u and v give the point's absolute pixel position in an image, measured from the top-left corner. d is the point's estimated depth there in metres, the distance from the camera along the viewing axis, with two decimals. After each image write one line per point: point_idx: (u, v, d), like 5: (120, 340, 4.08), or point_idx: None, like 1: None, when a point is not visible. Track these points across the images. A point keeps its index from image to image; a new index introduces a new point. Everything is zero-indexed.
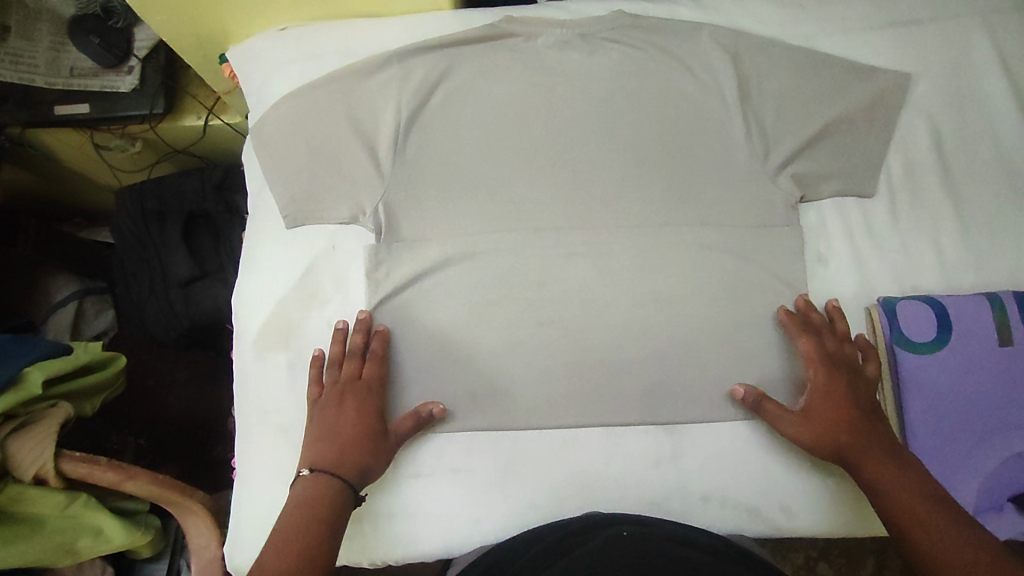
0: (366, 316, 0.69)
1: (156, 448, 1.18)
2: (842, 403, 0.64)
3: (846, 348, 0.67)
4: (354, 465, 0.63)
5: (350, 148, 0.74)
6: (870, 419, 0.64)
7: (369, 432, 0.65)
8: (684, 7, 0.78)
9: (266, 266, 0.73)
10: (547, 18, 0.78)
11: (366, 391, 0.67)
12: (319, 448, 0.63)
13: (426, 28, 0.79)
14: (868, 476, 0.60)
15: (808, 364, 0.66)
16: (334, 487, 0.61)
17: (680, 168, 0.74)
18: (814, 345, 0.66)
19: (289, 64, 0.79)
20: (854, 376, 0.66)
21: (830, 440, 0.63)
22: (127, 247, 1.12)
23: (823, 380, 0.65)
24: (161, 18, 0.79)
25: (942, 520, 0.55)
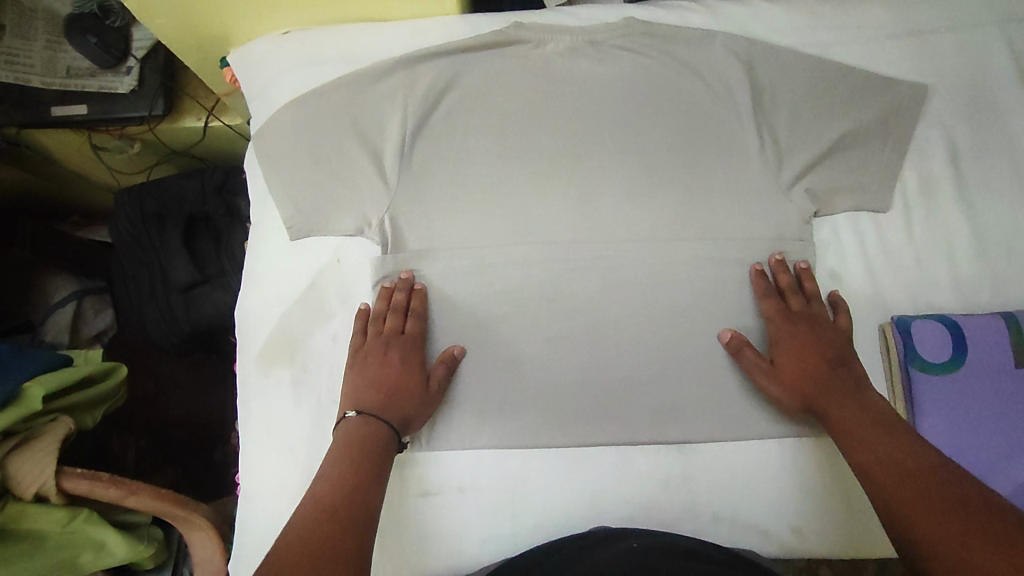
0: (407, 276, 0.70)
1: (157, 449, 1.15)
2: (806, 356, 0.65)
3: (812, 305, 0.68)
4: (397, 412, 0.64)
5: (355, 158, 0.73)
6: (835, 367, 0.65)
7: (410, 381, 0.66)
8: (697, 13, 0.76)
9: (270, 278, 0.72)
10: (556, 24, 0.76)
11: (408, 344, 0.67)
12: (364, 393, 0.64)
13: (432, 33, 0.77)
14: (831, 419, 0.62)
15: (772, 321, 0.68)
16: (379, 432, 0.62)
17: (692, 180, 0.73)
18: (775, 305, 0.68)
19: (292, 69, 0.77)
20: (821, 330, 0.66)
21: (795, 391, 0.65)
22: (126, 249, 1.10)
23: (787, 335, 0.66)
24: (160, 21, 0.77)
25: (899, 447, 0.56)
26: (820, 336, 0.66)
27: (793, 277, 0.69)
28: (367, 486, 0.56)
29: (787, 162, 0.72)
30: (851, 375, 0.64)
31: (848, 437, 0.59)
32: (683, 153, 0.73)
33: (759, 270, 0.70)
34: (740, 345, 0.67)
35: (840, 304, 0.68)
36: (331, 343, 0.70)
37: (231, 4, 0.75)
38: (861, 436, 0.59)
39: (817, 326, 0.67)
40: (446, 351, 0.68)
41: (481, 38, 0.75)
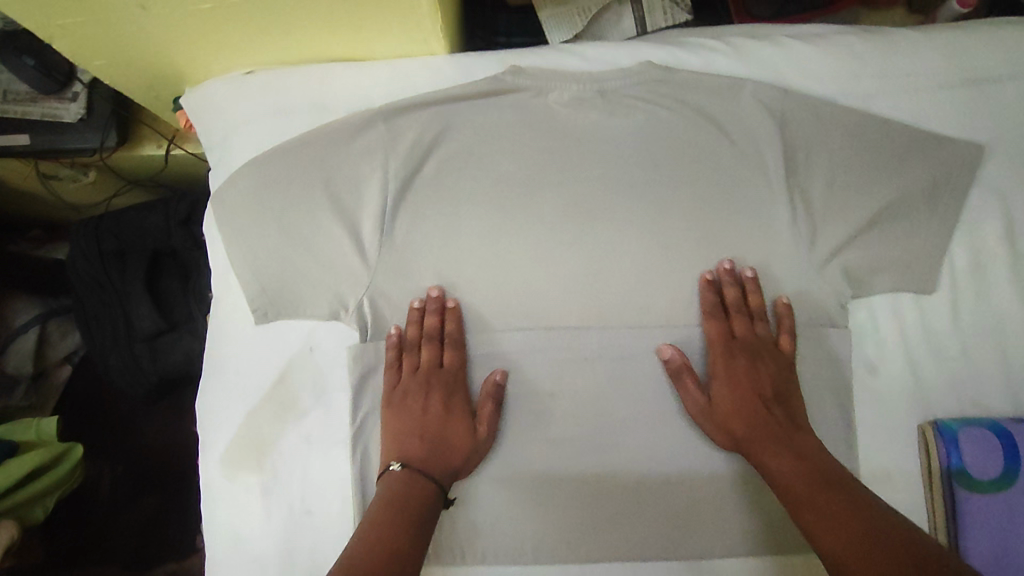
0: (439, 293, 0.63)
1: (134, 479, 1.10)
2: (743, 389, 0.59)
3: (756, 330, 0.62)
4: (444, 465, 0.59)
5: (329, 230, 0.63)
6: (774, 403, 0.59)
7: (456, 428, 0.60)
8: (724, 56, 0.66)
9: (234, 366, 0.64)
10: (560, 69, 0.66)
11: (449, 383, 0.62)
12: (409, 442, 0.59)
13: (415, 78, 0.66)
14: (766, 465, 0.56)
15: (709, 349, 0.62)
16: (427, 487, 0.57)
17: (712, 256, 0.64)
18: (719, 328, 0.62)
19: (254, 119, 0.67)
20: (760, 360, 0.61)
21: (729, 433, 0.59)
22: (81, 288, 1.00)
23: (728, 366, 0.61)
24: (99, 63, 0.66)
25: (838, 502, 0.51)
26: (759, 370, 0.60)
27: (737, 291, 0.62)
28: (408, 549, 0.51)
29: (822, 237, 0.62)
30: (786, 410, 0.59)
31: (784, 487, 0.54)
32: (703, 224, 0.63)
33: (709, 280, 0.63)
34: (678, 368, 0.61)
35: (787, 320, 0.62)
36: (304, 445, 0.62)
37: (179, 46, 0.63)
38: (797, 486, 0.53)
39: (756, 354, 0.61)
40: (486, 378, 0.61)
41: (473, 86, 0.65)
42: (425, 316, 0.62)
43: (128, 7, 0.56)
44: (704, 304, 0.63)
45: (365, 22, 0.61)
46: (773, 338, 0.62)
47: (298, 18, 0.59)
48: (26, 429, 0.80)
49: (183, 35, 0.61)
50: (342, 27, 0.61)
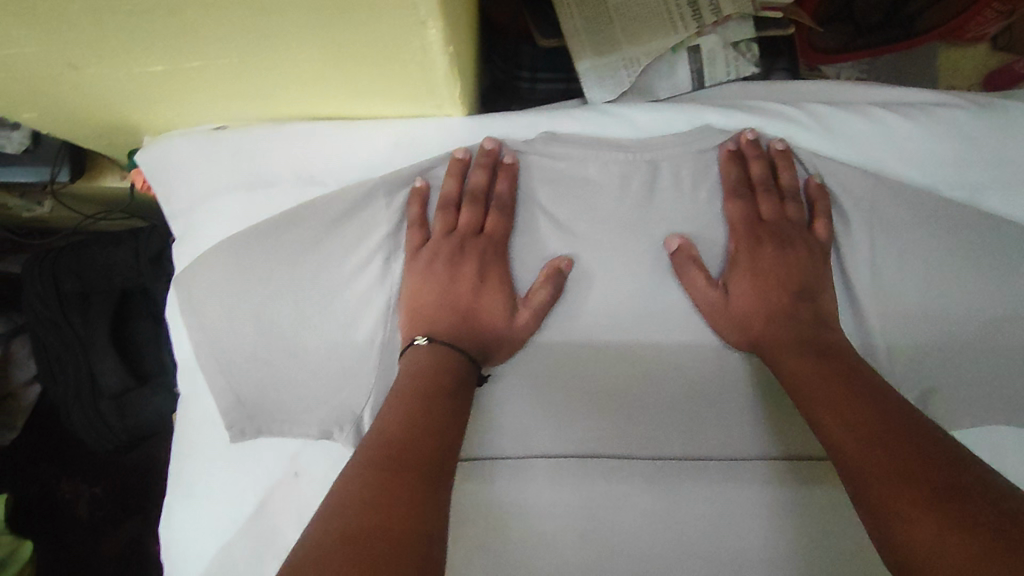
0: (493, 146, 0.52)
1: (113, 497, 1.15)
2: (768, 285, 0.51)
3: (785, 213, 0.52)
4: (474, 339, 0.51)
5: (316, 332, 0.52)
6: (800, 297, 0.50)
7: (490, 307, 0.51)
8: (808, 131, 0.54)
9: (203, 487, 0.54)
10: (602, 137, 0.53)
11: (489, 252, 0.52)
12: (436, 313, 0.51)
13: (422, 142, 0.52)
14: (779, 358, 0.48)
15: (729, 234, 0.52)
16: (453, 361, 0.49)
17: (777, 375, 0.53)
18: (744, 209, 0.51)
19: (227, 189, 0.55)
20: (790, 247, 0.51)
21: (747, 329, 0.50)
22: (39, 329, 0.89)
23: (753, 253, 0.51)
24: (32, 115, 0.53)
25: (862, 405, 0.43)
26: (786, 259, 0.51)
27: (765, 166, 0.52)
28: (441, 413, 0.45)
29: (912, 361, 0.51)
30: (812, 302, 0.51)
31: (802, 388, 0.46)
32: None
33: (733, 151, 0.52)
34: (688, 258, 0.50)
35: (822, 203, 0.52)
36: None
37: (127, 99, 0.50)
38: (811, 379, 0.46)
39: (784, 239, 0.51)
40: (550, 266, 0.51)
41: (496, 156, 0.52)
42: (468, 173, 0.52)
43: (59, 68, 0.44)
44: (723, 175, 0.52)
45: (361, 88, 0.47)
46: (806, 222, 0.53)
47: (273, 79, 0.46)
48: None
49: (131, 91, 0.49)
50: (332, 90, 0.48)
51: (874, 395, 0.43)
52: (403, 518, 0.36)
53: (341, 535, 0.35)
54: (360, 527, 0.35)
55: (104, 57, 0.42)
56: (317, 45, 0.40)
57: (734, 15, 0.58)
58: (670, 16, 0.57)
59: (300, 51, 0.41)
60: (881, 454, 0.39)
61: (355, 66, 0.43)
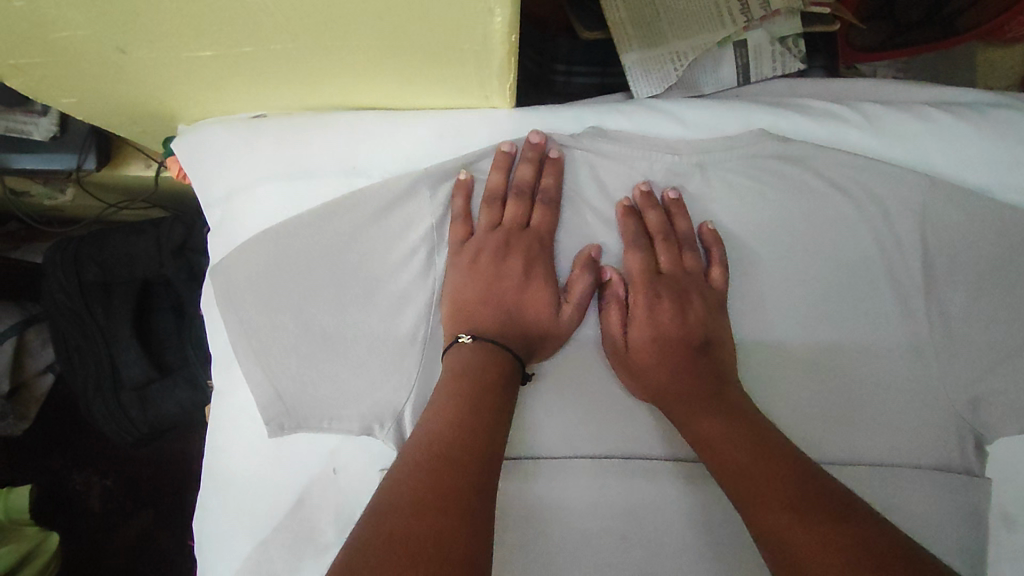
0: (541, 138, 0.51)
1: (125, 489, 1.16)
2: (670, 342, 0.51)
3: (686, 263, 0.52)
4: (519, 337, 0.50)
5: (356, 324, 0.52)
6: (704, 348, 0.50)
7: (535, 301, 0.51)
8: (858, 129, 0.52)
9: (237, 482, 0.53)
10: (649, 134, 0.52)
11: (536, 249, 0.52)
12: (480, 308, 0.51)
13: (467, 135, 0.52)
14: (678, 403, 0.49)
15: (630, 289, 0.52)
16: (500, 358, 0.48)
17: (825, 378, 0.51)
18: (643, 260, 0.51)
19: (266, 179, 0.54)
20: (689, 301, 0.51)
21: (652, 384, 0.50)
22: (59, 318, 0.89)
23: (652, 304, 0.51)
24: (69, 99, 0.52)
25: (777, 467, 0.43)
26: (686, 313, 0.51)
27: (660, 214, 0.51)
28: (486, 416, 0.44)
29: (961, 363, 0.51)
30: (716, 349, 0.50)
31: (701, 438, 0.47)
32: (821, 338, 0.51)
33: (630, 207, 0.51)
34: (615, 299, 0.51)
35: (718, 251, 0.52)
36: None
37: (167, 84, 0.49)
38: (715, 423, 0.47)
39: (686, 294, 0.51)
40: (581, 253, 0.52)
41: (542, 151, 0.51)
42: (513, 166, 0.52)
43: (103, 51, 0.43)
44: (622, 227, 0.51)
45: (411, 78, 0.46)
46: (703, 272, 0.52)
47: (321, 66, 0.44)
48: None
49: (172, 76, 0.48)
50: (380, 79, 0.46)
51: (776, 446, 0.45)
52: (453, 525, 0.36)
53: (386, 537, 0.35)
54: (408, 531, 0.35)
55: (151, 41, 0.41)
56: (374, 32, 0.39)
57: (783, 8, 0.57)
58: (718, 9, 0.57)
59: (355, 38, 0.40)
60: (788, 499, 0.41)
61: (406, 53, 0.42)
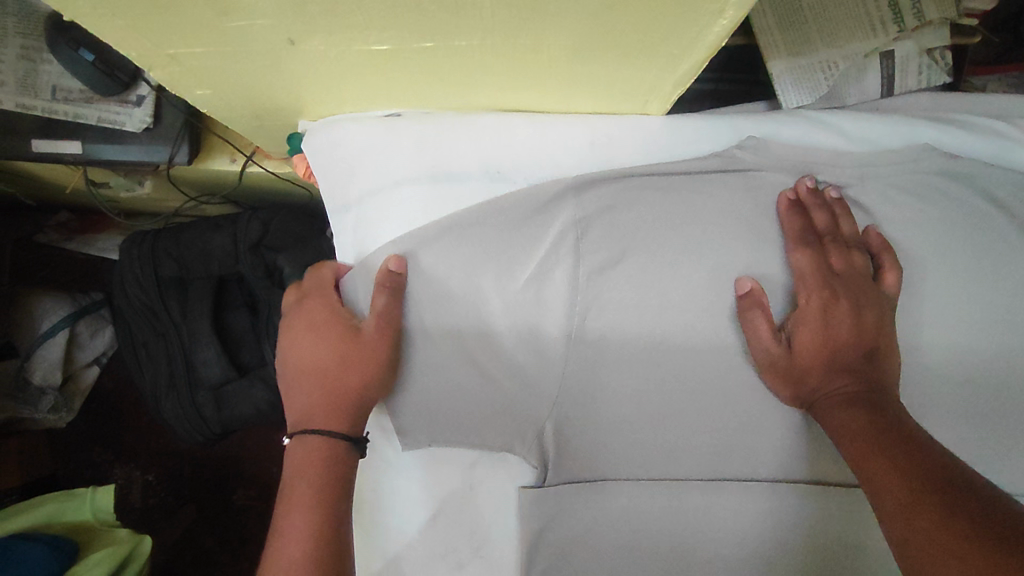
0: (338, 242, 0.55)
1: (166, 485, 1.25)
2: (840, 342, 0.46)
3: (856, 264, 0.48)
4: (333, 407, 0.47)
5: (496, 338, 0.50)
6: (871, 358, 0.46)
7: (324, 359, 0.48)
8: (1021, 146, 0.52)
9: (369, 489, 0.53)
10: (805, 145, 0.51)
11: (326, 309, 0.50)
12: (302, 393, 0.49)
13: (621, 145, 0.50)
14: (826, 404, 0.45)
15: (801, 286, 0.47)
16: (320, 447, 0.46)
17: (984, 405, 0.50)
18: (815, 259, 0.47)
19: (406, 181, 0.51)
20: (863, 304, 0.47)
21: (809, 382, 0.46)
22: (134, 313, 0.87)
23: (821, 304, 0.47)
24: (203, 93, 0.50)
25: (898, 474, 0.38)
26: (863, 314, 0.46)
27: (828, 215, 0.48)
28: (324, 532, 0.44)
29: None
30: (883, 364, 0.46)
31: (843, 436, 0.43)
32: (984, 365, 0.49)
33: (793, 200, 0.49)
34: (758, 302, 0.47)
35: (889, 257, 0.48)
36: None
37: (316, 78, 0.47)
38: (855, 422, 0.43)
39: (859, 301, 0.47)
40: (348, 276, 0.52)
41: (699, 163, 0.50)
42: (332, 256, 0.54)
43: (275, 43, 0.41)
44: (782, 226, 0.49)
45: (579, 75, 0.44)
46: (874, 274, 0.48)
47: (492, 62, 0.42)
48: (81, 504, 0.66)
49: (327, 71, 0.46)
50: (548, 74, 0.45)
51: (915, 437, 0.40)
52: None
53: None
54: None
55: (331, 33, 0.39)
56: (579, 28, 0.37)
57: (935, 20, 0.55)
58: (870, 17, 0.54)
59: (551, 34, 0.38)
60: (910, 492, 0.37)
61: (594, 50, 0.40)
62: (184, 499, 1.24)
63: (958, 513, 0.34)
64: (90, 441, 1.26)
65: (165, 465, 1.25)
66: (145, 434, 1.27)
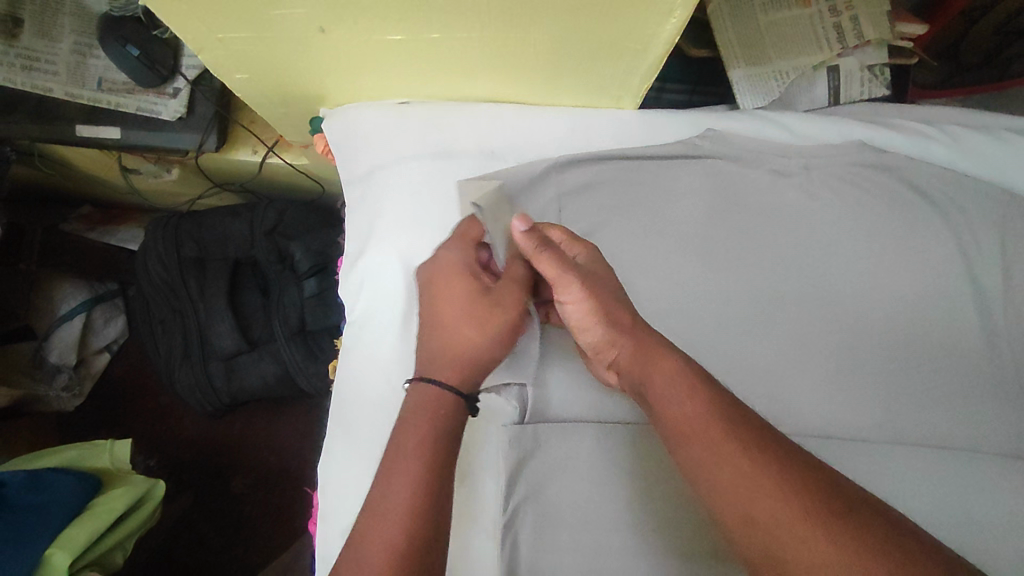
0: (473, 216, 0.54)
1: (165, 471, 1.28)
2: (619, 307, 0.45)
3: (595, 262, 0.48)
4: (464, 367, 0.47)
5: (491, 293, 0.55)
6: (648, 327, 0.44)
7: (463, 322, 0.48)
8: (941, 145, 0.60)
9: (364, 431, 0.58)
10: (758, 137, 0.59)
11: (466, 275, 0.49)
12: (437, 350, 0.47)
13: (598, 133, 0.59)
14: (704, 465, 0.36)
15: (586, 266, 0.47)
16: (446, 401, 0.45)
17: (916, 369, 0.55)
18: (595, 257, 0.48)
19: (412, 158, 0.59)
20: (617, 291, 0.46)
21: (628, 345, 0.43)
22: (153, 289, 0.94)
23: (587, 281, 0.46)
24: (240, 77, 0.58)
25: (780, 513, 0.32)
26: (624, 294, 0.46)
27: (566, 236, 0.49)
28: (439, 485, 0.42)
29: None
30: (665, 339, 0.43)
31: (676, 423, 0.38)
32: (908, 329, 0.56)
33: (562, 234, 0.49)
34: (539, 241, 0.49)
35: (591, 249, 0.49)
36: None
37: (338, 66, 0.56)
38: (745, 485, 0.34)
39: (596, 264, 0.48)
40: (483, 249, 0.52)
41: (662, 149, 0.58)
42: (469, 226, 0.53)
43: (309, 30, 0.49)
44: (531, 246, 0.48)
45: (563, 67, 0.53)
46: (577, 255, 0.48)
47: (486, 51, 0.51)
48: (100, 454, 0.72)
49: (349, 60, 0.54)
50: (537, 67, 0.53)
51: (816, 471, 0.34)
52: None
53: None
54: None
55: (356, 23, 0.47)
56: (561, 25, 0.46)
57: (874, 39, 0.64)
58: (816, 35, 0.63)
59: (537, 31, 0.47)
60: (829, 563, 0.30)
61: (571, 44, 0.48)
62: (183, 486, 1.27)
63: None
64: (94, 424, 1.30)
65: (166, 450, 1.29)
66: (149, 419, 1.31)
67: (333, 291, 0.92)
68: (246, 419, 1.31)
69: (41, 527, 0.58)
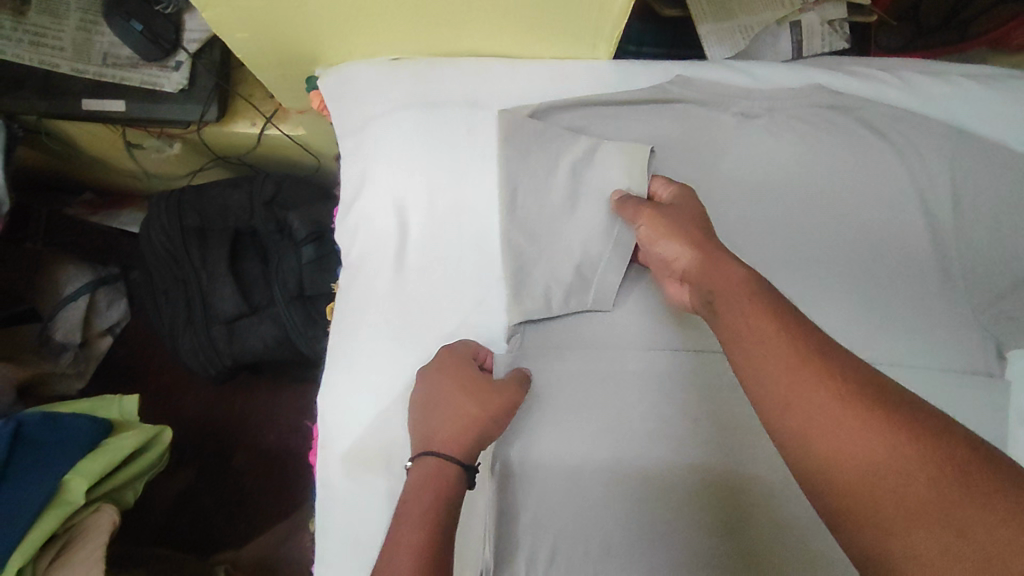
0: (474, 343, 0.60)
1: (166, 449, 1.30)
2: (697, 235, 0.49)
3: (682, 198, 0.54)
4: (467, 444, 0.52)
5: (489, 228, 0.62)
6: (722, 251, 0.48)
7: (461, 406, 0.53)
8: (896, 88, 0.65)
9: (362, 363, 0.61)
10: (724, 84, 0.64)
11: (462, 369, 0.56)
12: (438, 430, 0.52)
13: (576, 82, 0.64)
14: (758, 357, 0.39)
15: (676, 204, 0.54)
16: (445, 472, 0.50)
17: (870, 293, 0.60)
18: (684, 190, 0.55)
19: (403, 107, 0.63)
20: (700, 221, 0.51)
21: (700, 273, 0.47)
22: (157, 259, 0.98)
23: (671, 213, 0.52)
24: (240, 36, 0.62)
25: (833, 413, 0.35)
26: (708, 223, 0.51)
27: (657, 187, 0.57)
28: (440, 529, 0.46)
29: (989, 282, 0.60)
30: (735, 256, 0.47)
31: (736, 328, 0.42)
32: (863, 257, 0.61)
33: (662, 177, 0.58)
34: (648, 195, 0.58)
35: (680, 187, 0.56)
36: None
37: (333, 24, 0.60)
38: (794, 378, 0.37)
39: (683, 196, 0.55)
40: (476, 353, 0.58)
41: (634, 94, 0.63)
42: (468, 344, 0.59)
43: None
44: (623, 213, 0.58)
45: (540, 17, 0.58)
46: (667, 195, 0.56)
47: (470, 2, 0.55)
48: (108, 406, 0.76)
49: (342, 16, 0.58)
50: (517, 18, 0.58)
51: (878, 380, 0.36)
52: None
53: None
54: None
55: None
56: None
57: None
58: None
59: None
60: (848, 433, 0.34)
61: None
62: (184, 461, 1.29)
63: (911, 445, 0.33)
64: None
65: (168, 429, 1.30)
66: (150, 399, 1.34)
67: (330, 256, 0.95)
68: (243, 392, 1.31)
69: (56, 461, 0.62)
